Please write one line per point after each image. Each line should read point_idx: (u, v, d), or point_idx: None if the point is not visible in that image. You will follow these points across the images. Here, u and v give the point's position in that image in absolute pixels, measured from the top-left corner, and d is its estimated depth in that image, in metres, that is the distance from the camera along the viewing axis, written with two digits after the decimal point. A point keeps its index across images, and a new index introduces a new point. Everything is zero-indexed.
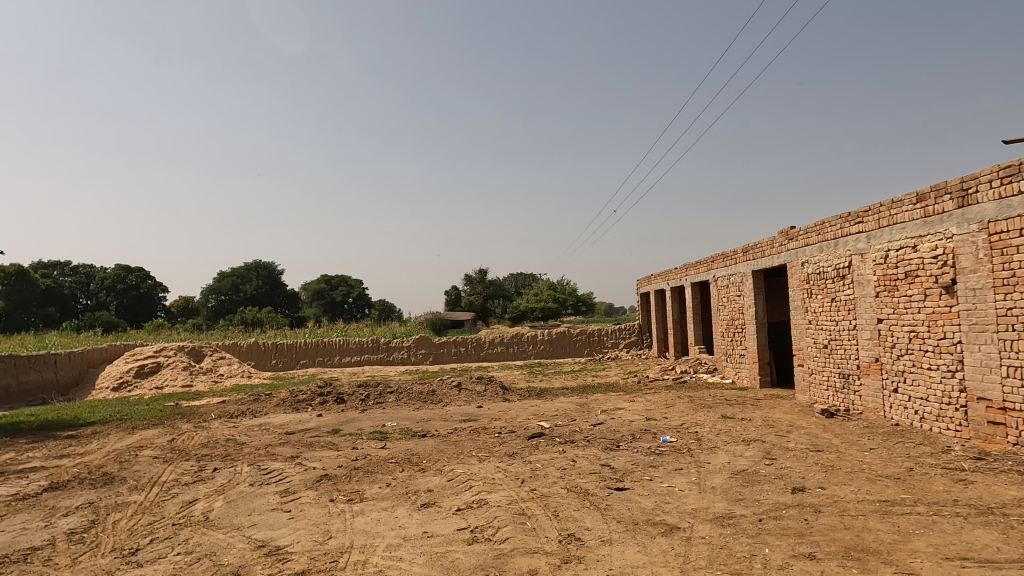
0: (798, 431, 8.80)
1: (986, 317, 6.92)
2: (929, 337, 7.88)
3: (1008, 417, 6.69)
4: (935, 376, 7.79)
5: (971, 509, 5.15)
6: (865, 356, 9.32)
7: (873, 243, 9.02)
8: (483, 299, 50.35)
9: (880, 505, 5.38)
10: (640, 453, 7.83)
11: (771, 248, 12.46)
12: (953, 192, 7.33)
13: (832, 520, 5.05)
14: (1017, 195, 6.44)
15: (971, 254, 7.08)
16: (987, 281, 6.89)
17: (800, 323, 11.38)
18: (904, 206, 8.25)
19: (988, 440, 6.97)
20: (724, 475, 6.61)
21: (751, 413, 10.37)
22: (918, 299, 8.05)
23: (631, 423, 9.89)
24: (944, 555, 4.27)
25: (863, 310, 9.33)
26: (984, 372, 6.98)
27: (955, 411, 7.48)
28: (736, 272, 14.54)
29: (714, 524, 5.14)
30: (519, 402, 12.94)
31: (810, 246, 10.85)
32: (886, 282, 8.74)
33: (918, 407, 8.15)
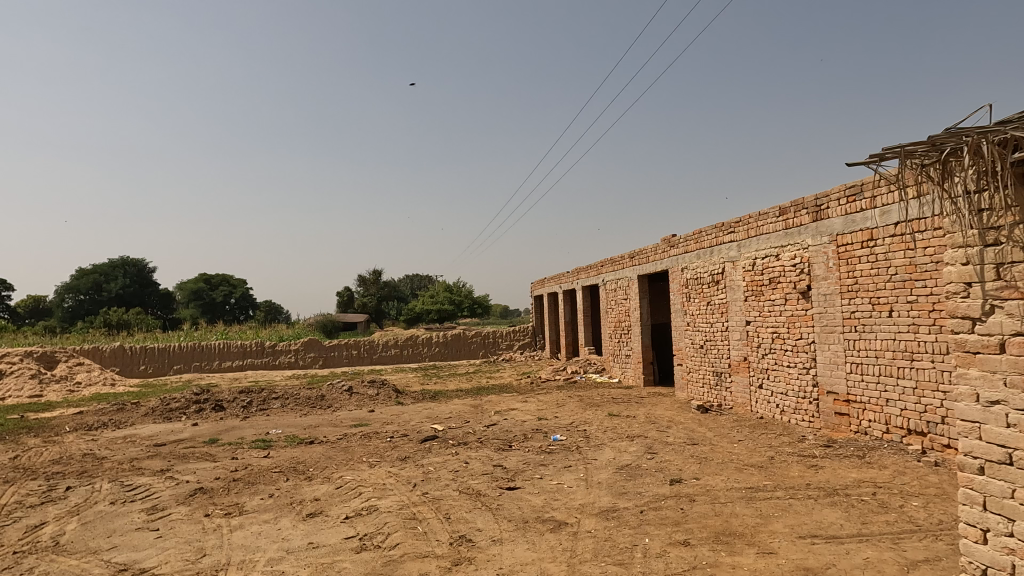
0: (677, 426, 9.39)
1: (834, 320, 7.77)
2: (788, 337, 8.72)
3: (851, 408, 7.55)
4: (793, 373, 8.63)
5: (820, 491, 5.75)
6: (735, 355, 10.12)
7: (743, 251, 9.83)
8: (376, 300, 49.14)
9: (746, 492, 5.87)
10: (531, 452, 8.01)
11: (655, 255, 13.22)
12: (809, 207, 8.15)
13: (705, 508, 5.43)
14: (859, 212, 7.29)
15: (823, 264, 7.92)
16: (835, 288, 7.73)
17: (679, 325, 12.15)
18: (769, 219, 9.07)
19: (835, 429, 7.83)
20: (609, 470, 6.91)
21: (635, 411, 10.91)
22: (780, 303, 8.88)
23: (524, 424, 10.09)
24: (798, 534, 4.73)
25: (734, 313, 10.13)
26: (833, 368, 7.82)
27: (809, 403, 8.32)
28: (623, 277, 15.27)
29: (599, 518, 5.37)
30: (413, 406, 12.77)
31: (689, 253, 11.63)
32: (753, 288, 9.55)
33: (779, 401, 8.99)
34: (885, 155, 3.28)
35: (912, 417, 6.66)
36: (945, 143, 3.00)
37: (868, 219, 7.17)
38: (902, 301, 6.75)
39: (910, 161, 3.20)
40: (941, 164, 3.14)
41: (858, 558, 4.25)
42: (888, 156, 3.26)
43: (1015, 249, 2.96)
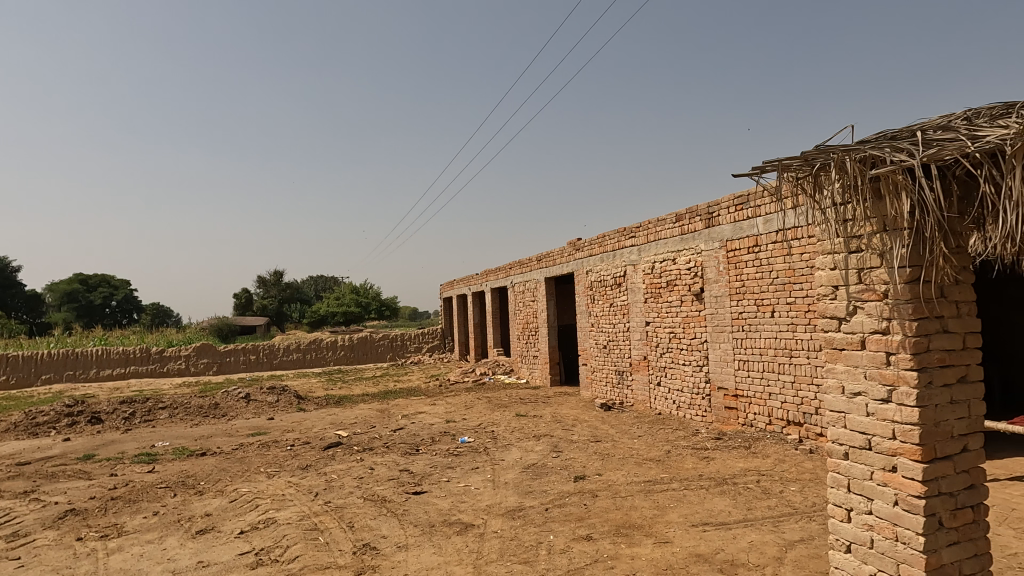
0: (581, 424, 9.67)
1: (724, 320, 8.30)
2: (684, 337, 9.23)
3: (739, 402, 8.10)
4: (688, 370, 9.14)
5: (712, 481, 6.13)
6: (636, 355, 10.57)
7: (642, 255, 10.29)
8: (277, 302, 46.89)
9: (645, 485, 6.15)
10: (438, 455, 7.95)
11: (561, 257, 13.55)
12: (702, 214, 8.67)
13: (606, 503, 5.63)
14: (746, 220, 7.84)
15: (714, 268, 8.45)
16: (724, 290, 8.27)
17: (583, 326, 12.52)
18: (666, 225, 9.56)
19: (725, 422, 8.37)
20: (516, 470, 7.00)
21: (542, 411, 11.12)
22: (676, 305, 9.38)
23: (432, 427, 9.99)
24: (691, 522, 5.02)
25: (635, 314, 10.58)
26: (723, 366, 8.36)
27: (702, 399, 8.85)
28: (531, 279, 15.52)
29: (506, 518, 5.42)
30: (315, 412, 12.28)
31: (593, 256, 12.02)
32: (652, 290, 10.02)
33: (675, 398, 9.49)
34: (765, 168, 3.55)
35: (790, 409, 7.25)
36: (816, 159, 3.30)
37: (754, 226, 7.73)
38: (782, 302, 7.32)
39: (787, 174, 3.48)
40: (813, 178, 3.44)
41: (744, 542, 4.56)
42: (768, 169, 3.52)
43: (873, 255, 3.30)
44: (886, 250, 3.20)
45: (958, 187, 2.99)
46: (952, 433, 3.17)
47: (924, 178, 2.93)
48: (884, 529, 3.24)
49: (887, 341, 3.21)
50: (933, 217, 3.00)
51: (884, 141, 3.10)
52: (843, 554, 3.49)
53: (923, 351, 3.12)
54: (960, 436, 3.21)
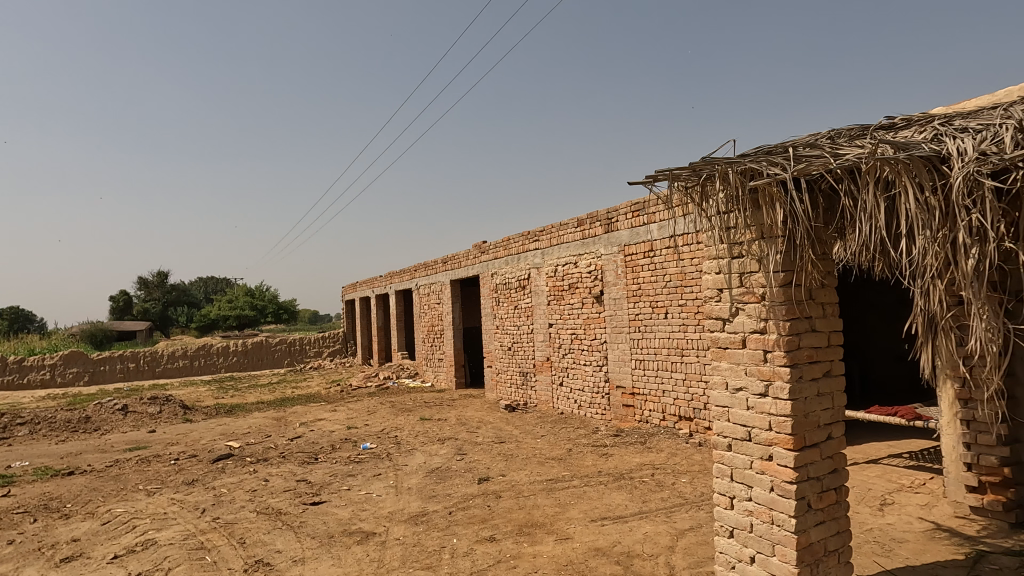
0: (486, 426, 9.72)
1: (622, 321, 8.65)
2: (585, 338, 9.52)
3: (635, 400, 8.47)
4: (589, 370, 9.44)
5: (610, 477, 6.37)
6: (539, 356, 10.77)
7: (546, 258, 10.51)
8: (161, 305, 43.44)
9: (547, 483, 6.28)
10: (338, 463, 7.69)
11: (466, 260, 13.55)
12: (602, 220, 9.00)
13: (510, 503, 5.69)
14: (642, 225, 8.22)
15: (613, 271, 8.79)
16: (622, 293, 8.62)
17: (488, 329, 12.59)
18: (568, 229, 9.84)
19: (623, 419, 8.72)
20: (419, 475, 6.91)
21: (446, 414, 11.06)
22: (578, 307, 9.66)
23: (332, 434, 9.66)
24: (590, 518, 5.19)
25: (538, 316, 10.78)
26: (621, 365, 8.71)
27: (602, 398, 9.17)
28: (436, 281, 15.41)
29: (409, 524, 5.34)
30: (204, 422, 11.49)
31: (498, 259, 12.13)
32: (555, 293, 10.26)
33: (576, 397, 9.77)
34: (657, 177, 3.73)
35: (682, 405, 7.67)
36: (703, 169, 3.51)
37: (649, 232, 8.12)
38: (675, 304, 7.74)
39: (677, 183, 3.68)
40: (700, 187, 3.67)
41: (639, 533, 4.77)
42: (660, 178, 3.71)
43: (752, 261, 3.56)
44: (763, 256, 3.47)
45: (823, 200, 3.31)
46: (818, 423, 3.49)
47: (794, 190, 3.21)
48: (762, 513, 3.50)
49: (765, 339, 3.48)
50: (802, 226, 3.29)
51: (762, 155, 3.36)
52: (726, 539, 3.74)
53: (795, 348, 3.41)
54: (825, 425, 3.54)
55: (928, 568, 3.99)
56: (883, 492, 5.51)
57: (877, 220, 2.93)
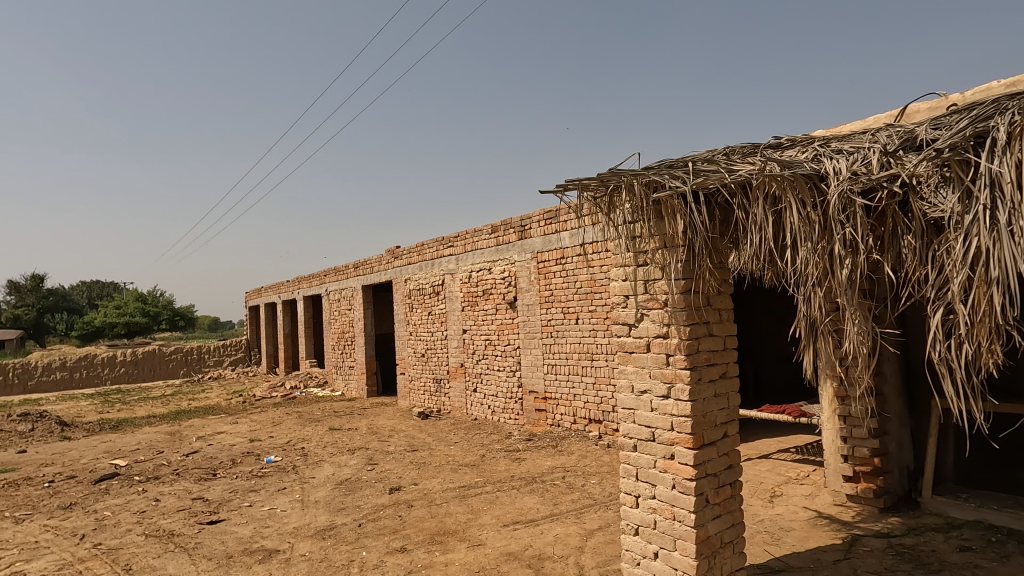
0: (398, 435, 9.54)
1: (535, 327, 8.79)
2: (498, 344, 9.58)
3: (548, 405, 8.62)
4: (502, 376, 9.50)
5: (523, 481, 6.44)
6: (453, 362, 10.72)
7: (460, 264, 10.50)
8: (35, 312, 39.39)
9: (459, 490, 6.25)
10: (239, 479, 7.28)
11: (379, 265, 13.28)
12: (516, 227, 9.11)
13: (422, 512, 5.62)
14: (555, 233, 8.40)
15: (526, 277, 8.92)
16: (535, 299, 8.76)
17: (402, 335, 12.38)
18: (482, 236, 9.89)
19: (535, 423, 8.84)
20: (328, 487, 6.67)
21: (357, 424, 10.76)
22: (491, 313, 9.71)
23: (232, 448, 9.13)
24: (503, 523, 5.21)
25: (452, 322, 10.73)
26: (533, 371, 8.84)
27: (515, 403, 9.26)
28: (347, 287, 14.99)
29: (315, 539, 5.14)
30: (85, 440, 10.51)
31: (411, 265, 11.98)
32: (469, 299, 10.26)
33: (490, 403, 9.81)
34: (567, 187, 3.84)
35: (592, 408, 7.89)
36: (610, 181, 3.65)
37: (561, 239, 8.31)
38: (585, 310, 7.95)
39: (585, 193, 3.81)
40: (607, 198, 3.81)
41: (550, 536, 4.85)
42: (570, 188, 3.81)
43: (656, 269, 3.73)
44: (665, 264, 3.64)
45: (719, 212, 3.53)
46: (715, 422, 3.70)
47: (693, 202, 3.41)
48: (665, 510, 3.66)
49: (667, 344, 3.65)
50: (700, 236, 3.50)
51: (664, 168, 3.54)
52: (632, 537, 3.87)
53: (694, 352, 3.61)
54: (722, 424, 3.76)
55: (812, 553, 4.33)
56: (773, 485, 5.92)
57: (766, 233, 3.16)
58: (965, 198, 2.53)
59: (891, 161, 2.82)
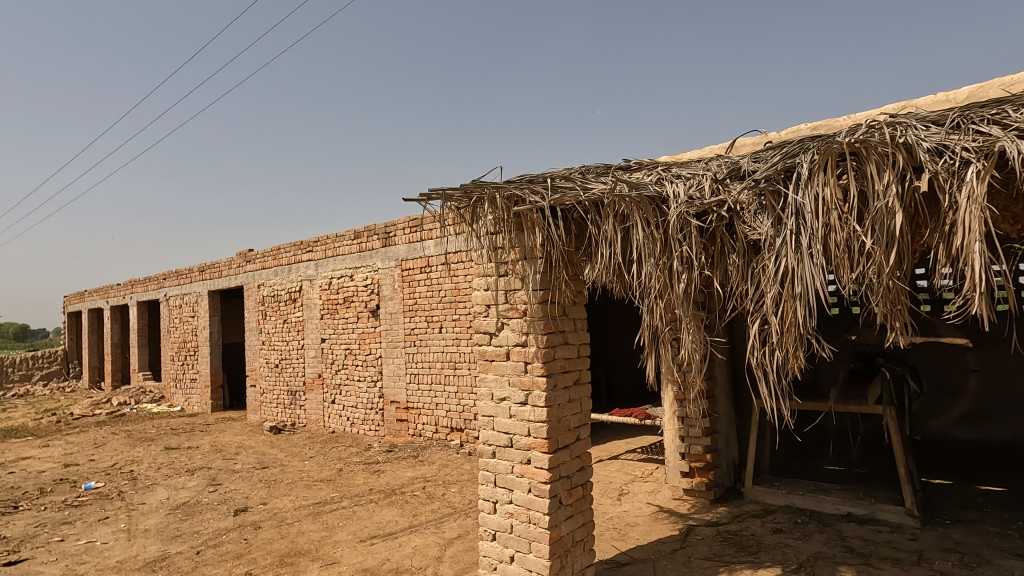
0: (246, 451, 8.88)
1: (398, 336, 8.64)
2: (359, 353, 9.29)
3: (409, 414, 8.50)
4: (362, 387, 9.22)
5: (382, 493, 6.28)
6: (310, 373, 10.20)
7: (320, 270, 10.05)
8: None
9: (313, 507, 5.94)
10: (49, 510, 6.33)
11: (228, 269, 12.31)
12: (379, 233, 8.93)
13: (270, 533, 5.27)
14: (419, 241, 8.35)
15: (389, 285, 8.76)
16: (398, 307, 8.62)
17: (253, 344, 11.56)
18: (344, 241, 9.56)
19: (396, 434, 8.68)
20: (161, 513, 6.03)
21: (198, 441, 9.84)
22: (352, 321, 9.41)
23: (41, 475, 7.92)
24: (359, 538, 5.05)
25: (309, 331, 10.23)
26: (395, 380, 8.68)
27: (375, 413, 9.03)
28: (190, 292, 13.71)
29: (144, 572, 4.61)
30: None
31: (266, 269, 11.25)
32: (328, 306, 9.85)
33: (349, 414, 9.48)
34: (431, 196, 3.84)
35: (453, 416, 7.91)
36: (473, 192, 3.72)
37: (426, 248, 8.28)
38: (448, 319, 7.97)
39: (449, 203, 3.84)
40: (470, 208, 3.87)
41: (408, 548, 4.78)
42: (433, 197, 3.83)
43: (516, 279, 3.85)
44: (525, 274, 3.77)
45: (575, 227, 3.73)
46: (569, 427, 3.88)
47: (551, 217, 3.58)
48: (521, 514, 3.76)
49: (525, 351, 3.77)
50: (557, 249, 3.68)
51: (525, 183, 3.67)
52: (489, 543, 3.94)
53: (550, 360, 3.76)
54: (574, 428, 3.96)
55: (653, 545, 4.68)
56: (621, 484, 6.33)
57: (615, 248, 3.41)
58: (777, 223, 2.92)
59: (720, 187, 3.16)
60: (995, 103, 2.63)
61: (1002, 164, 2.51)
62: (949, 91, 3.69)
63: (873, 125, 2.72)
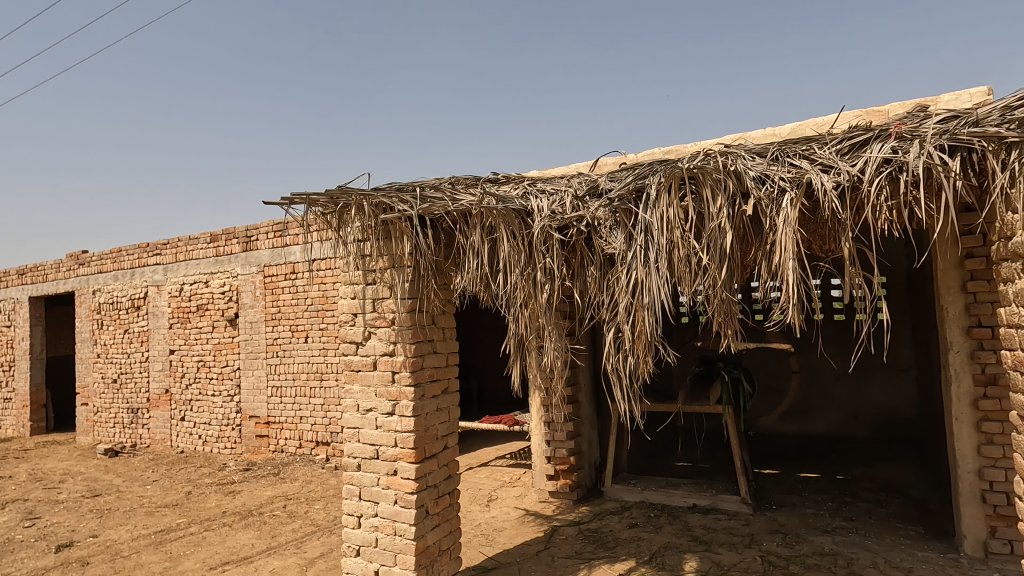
0: (74, 479, 7.86)
1: (259, 346, 8.12)
2: (213, 366, 8.61)
3: (270, 430, 8.02)
4: (217, 402, 8.56)
5: (236, 516, 5.86)
6: (155, 388, 9.28)
7: (169, 275, 9.20)
8: None
9: (155, 536, 5.40)
10: None
11: (56, 273, 10.87)
12: (239, 237, 8.37)
13: (101, 569, 4.71)
14: (284, 246, 7.93)
15: (250, 292, 8.23)
16: (260, 316, 8.12)
17: (86, 357, 10.29)
18: (199, 244, 8.84)
19: (255, 451, 8.15)
20: None
21: (12, 470, 8.54)
22: (207, 331, 8.71)
23: None
24: (209, 566, 4.66)
25: (155, 342, 9.31)
26: (255, 394, 8.14)
27: (232, 430, 8.41)
28: (6, 298, 11.91)
29: None
30: None
31: (103, 273, 10.08)
32: (179, 315, 9.04)
33: (201, 432, 8.75)
34: (294, 200, 3.69)
35: (319, 430, 7.57)
36: (340, 198, 3.62)
37: (291, 254, 7.88)
38: (314, 328, 7.63)
39: (313, 208, 3.71)
40: (337, 214, 3.76)
41: (264, 572, 4.50)
42: (296, 201, 3.67)
43: (384, 287, 3.81)
44: (393, 283, 3.75)
45: (444, 236, 3.78)
46: (436, 435, 3.89)
47: (420, 226, 3.59)
48: (386, 527, 3.70)
49: (393, 361, 3.73)
50: (424, 258, 3.71)
51: (394, 191, 3.64)
52: (353, 559, 3.83)
53: (418, 368, 3.75)
54: (442, 437, 3.97)
55: (519, 548, 4.81)
56: (490, 490, 6.43)
57: (482, 258, 3.49)
58: (628, 239, 3.15)
59: (580, 204, 3.36)
60: (806, 140, 3.02)
61: (809, 193, 2.91)
62: (774, 127, 4.23)
63: (709, 153, 3.03)
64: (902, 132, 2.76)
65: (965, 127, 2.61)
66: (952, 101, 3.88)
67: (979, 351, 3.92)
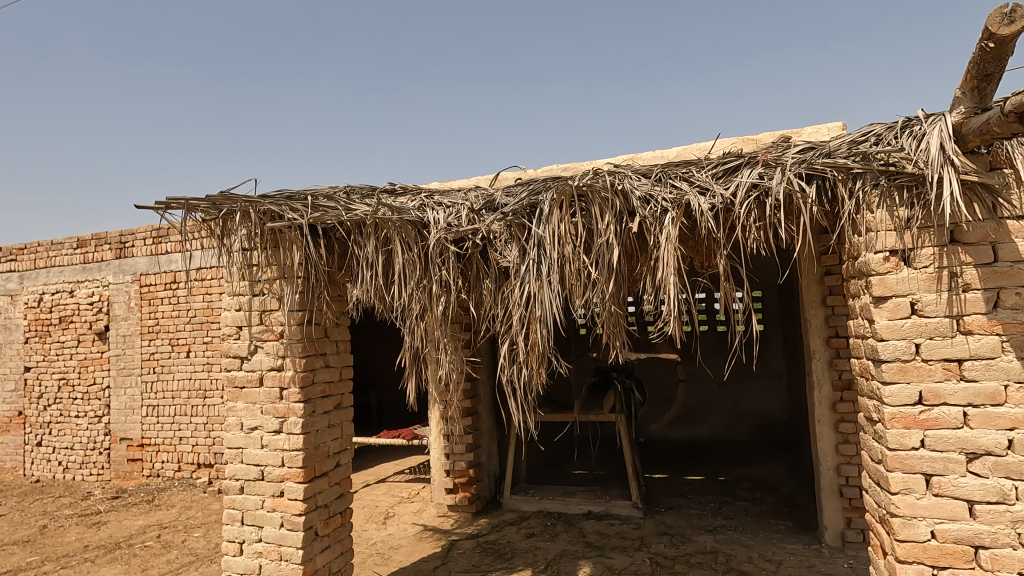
0: None
1: (132, 361, 7.46)
2: (78, 384, 7.80)
3: (144, 453, 7.39)
4: (81, 424, 7.76)
5: (101, 549, 5.32)
6: (5, 411, 8.26)
7: (25, 284, 8.25)
8: None
9: None
10: None
11: None
12: (112, 243, 7.68)
13: None
14: (164, 253, 7.37)
15: (123, 303, 7.56)
16: (135, 329, 7.47)
17: None
18: (63, 250, 8.01)
19: (126, 477, 7.46)
20: None
21: None
22: (71, 346, 7.89)
23: None
24: None
25: (7, 358, 8.30)
26: (127, 414, 7.47)
27: (98, 454, 7.65)
28: None
29: None
30: None
31: None
32: (37, 328, 8.12)
33: (62, 458, 7.89)
34: (170, 205, 3.44)
35: (201, 451, 7.06)
36: (223, 204, 3.42)
37: (172, 262, 7.34)
38: (197, 341, 7.12)
39: (194, 214, 3.49)
40: (220, 221, 3.55)
41: None
42: (174, 206, 3.43)
43: (272, 299, 3.63)
44: (282, 294, 3.59)
45: (336, 246, 3.67)
46: (328, 453, 3.74)
47: (310, 236, 3.46)
48: (270, 552, 3.50)
49: (281, 376, 3.56)
50: (316, 269, 3.58)
51: (282, 199, 3.48)
52: None
53: (309, 384, 3.60)
54: (334, 454, 3.82)
55: (414, 565, 4.72)
56: (386, 507, 6.27)
57: (376, 269, 3.44)
58: (522, 253, 3.22)
59: (475, 217, 3.37)
60: (685, 162, 3.19)
61: (689, 213, 3.11)
62: (663, 150, 4.49)
63: (598, 171, 3.15)
64: (768, 159, 3.00)
65: (819, 157, 2.88)
66: (813, 134, 4.30)
67: (836, 358, 4.35)
